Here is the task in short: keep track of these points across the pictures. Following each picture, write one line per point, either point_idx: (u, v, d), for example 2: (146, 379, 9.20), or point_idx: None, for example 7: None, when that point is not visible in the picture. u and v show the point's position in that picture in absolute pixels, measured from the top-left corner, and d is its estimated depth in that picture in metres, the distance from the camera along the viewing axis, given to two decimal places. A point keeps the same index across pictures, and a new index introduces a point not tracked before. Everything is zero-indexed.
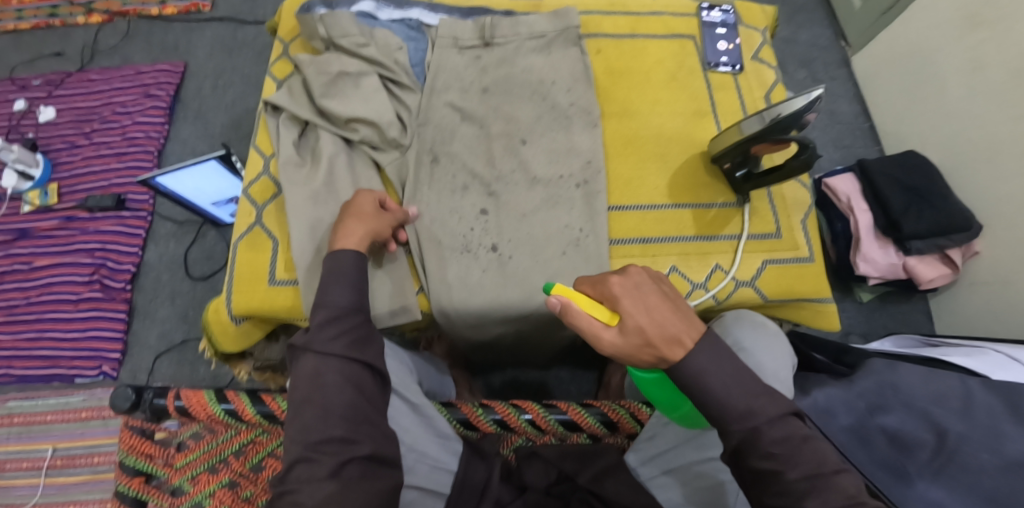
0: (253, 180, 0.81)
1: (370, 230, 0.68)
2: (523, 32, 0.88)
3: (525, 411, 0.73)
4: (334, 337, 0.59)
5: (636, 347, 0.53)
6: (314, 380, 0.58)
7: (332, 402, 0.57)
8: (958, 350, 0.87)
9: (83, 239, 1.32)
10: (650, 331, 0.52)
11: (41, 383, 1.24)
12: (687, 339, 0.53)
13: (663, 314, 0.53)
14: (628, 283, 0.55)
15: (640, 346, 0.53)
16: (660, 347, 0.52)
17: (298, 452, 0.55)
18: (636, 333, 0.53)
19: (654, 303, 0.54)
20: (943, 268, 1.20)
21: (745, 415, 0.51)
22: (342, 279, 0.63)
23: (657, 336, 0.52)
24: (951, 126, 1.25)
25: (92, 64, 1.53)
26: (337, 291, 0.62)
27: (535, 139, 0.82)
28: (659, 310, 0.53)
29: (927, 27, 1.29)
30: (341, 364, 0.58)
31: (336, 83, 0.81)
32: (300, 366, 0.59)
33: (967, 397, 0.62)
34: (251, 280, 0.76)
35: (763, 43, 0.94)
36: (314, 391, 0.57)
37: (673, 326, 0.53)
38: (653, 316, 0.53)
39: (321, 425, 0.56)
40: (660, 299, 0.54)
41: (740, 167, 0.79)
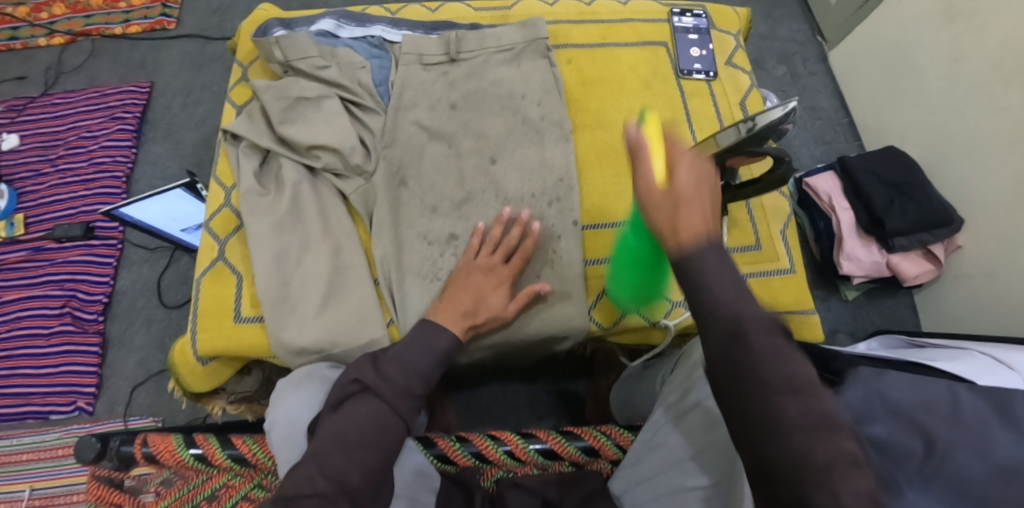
0: (214, 212, 0.78)
1: (474, 296, 0.68)
2: (490, 46, 0.86)
3: (503, 443, 0.71)
4: (410, 406, 0.61)
5: (661, 202, 0.46)
6: (376, 427, 0.57)
7: (372, 457, 0.56)
8: (944, 352, 0.88)
9: (53, 270, 1.28)
10: (679, 201, 0.45)
11: (15, 421, 1.20)
12: (709, 230, 0.44)
13: (700, 204, 0.45)
14: (697, 159, 0.49)
15: (658, 206, 0.46)
16: (682, 215, 0.44)
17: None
18: (674, 193, 0.46)
19: (705, 187, 0.46)
20: (927, 265, 1.19)
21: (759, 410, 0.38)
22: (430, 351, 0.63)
23: (673, 210, 0.45)
24: (930, 119, 1.24)
25: (56, 87, 1.48)
26: (422, 355, 0.63)
27: (506, 156, 0.79)
28: (701, 199, 0.45)
29: (902, 21, 1.28)
30: (403, 432, 0.59)
31: (296, 108, 0.77)
32: (362, 406, 0.58)
33: None
34: (217, 317, 0.73)
35: (738, 47, 0.92)
36: (371, 438, 0.57)
37: (697, 217, 0.44)
38: (699, 194, 0.46)
39: (354, 471, 0.54)
40: (706, 191, 0.46)
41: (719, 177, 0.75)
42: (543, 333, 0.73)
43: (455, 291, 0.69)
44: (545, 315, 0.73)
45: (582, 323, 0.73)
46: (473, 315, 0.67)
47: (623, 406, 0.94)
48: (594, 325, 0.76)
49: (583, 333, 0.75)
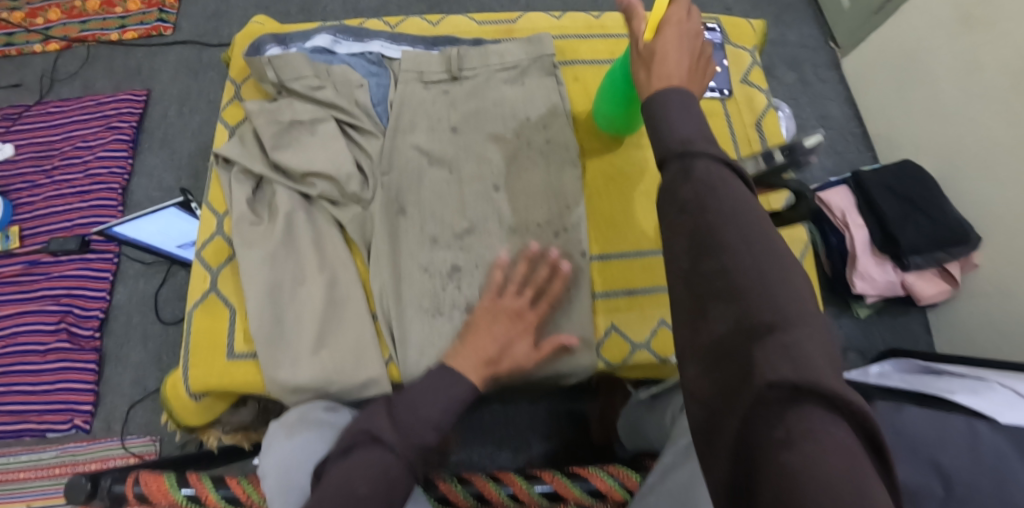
0: (206, 241, 0.75)
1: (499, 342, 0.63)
2: (493, 63, 0.82)
3: (506, 485, 0.69)
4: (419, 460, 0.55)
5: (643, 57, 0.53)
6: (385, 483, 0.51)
7: None
8: (962, 384, 0.85)
9: (48, 285, 1.26)
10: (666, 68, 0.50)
11: (12, 438, 1.18)
12: (670, 77, 0.49)
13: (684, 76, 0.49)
14: (691, 27, 0.53)
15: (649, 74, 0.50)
16: (653, 65, 0.51)
17: None
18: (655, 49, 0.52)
19: (688, 47, 0.51)
20: (942, 285, 1.16)
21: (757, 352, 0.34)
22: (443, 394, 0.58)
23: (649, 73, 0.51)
24: (945, 132, 1.19)
25: (52, 95, 1.45)
26: (438, 405, 0.57)
27: (510, 182, 0.76)
28: (682, 68, 0.50)
29: (917, 28, 1.23)
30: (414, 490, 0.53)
31: (290, 133, 0.74)
32: (369, 459, 0.52)
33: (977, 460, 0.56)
34: (209, 353, 0.70)
35: (753, 64, 0.88)
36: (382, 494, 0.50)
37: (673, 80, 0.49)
38: (680, 54, 0.51)
39: None
40: (687, 65, 0.50)
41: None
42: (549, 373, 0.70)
43: (477, 334, 0.63)
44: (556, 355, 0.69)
45: (590, 363, 0.69)
46: (495, 363, 0.62)
47: (631, 434, 0.91)
48: (601, 364, 0.71)
49: (589, 373, 0.71)
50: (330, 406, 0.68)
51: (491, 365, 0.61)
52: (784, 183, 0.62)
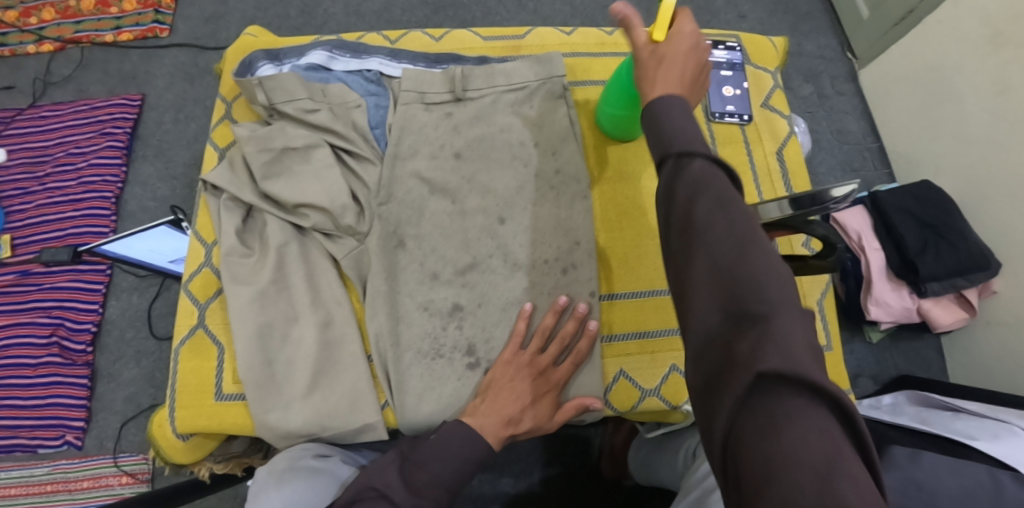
0: (193, 272, 0.71)
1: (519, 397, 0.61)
2: (499, 84, 0.77)
3: None
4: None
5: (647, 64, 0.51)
6: None
7: None
8: (982, 427, 0.82)
9: (39, 297, 1.22)
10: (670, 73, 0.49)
11: (2, 454, 1.16)
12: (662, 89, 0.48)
13: (687, 81, 0.49)
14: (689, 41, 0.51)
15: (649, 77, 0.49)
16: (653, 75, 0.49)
17: None
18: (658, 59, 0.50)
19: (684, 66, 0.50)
20: (960, 312, 1.11)
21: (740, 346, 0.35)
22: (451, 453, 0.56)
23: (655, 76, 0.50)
24: (967, 153, 1.14)
25: (45, 98, 1.42)
26: (447, 466, 0.56)
27: (516, 215, 0.71)
28: (686, 71, 0.49)
29: (943, 42, 1.17)
30: None
31: (282, 161, 0.70)
32: None
33: None
34: (195, 395, 0.67)
35: (775, 87, 0.83)
36: None
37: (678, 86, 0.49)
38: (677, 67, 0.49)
39: None
40: (692, 66, 0.50)
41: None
42: None
43: (497, 395, 0.61)
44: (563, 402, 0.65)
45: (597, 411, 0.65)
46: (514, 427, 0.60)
47: (641, 468, 0.86)
48: (608, 410, 0.67)
49: (595, 418, 0.67)
50: (321, 453, 0.65)
51: (511, 429, 0.60)
52: (811, 229, 0.57)
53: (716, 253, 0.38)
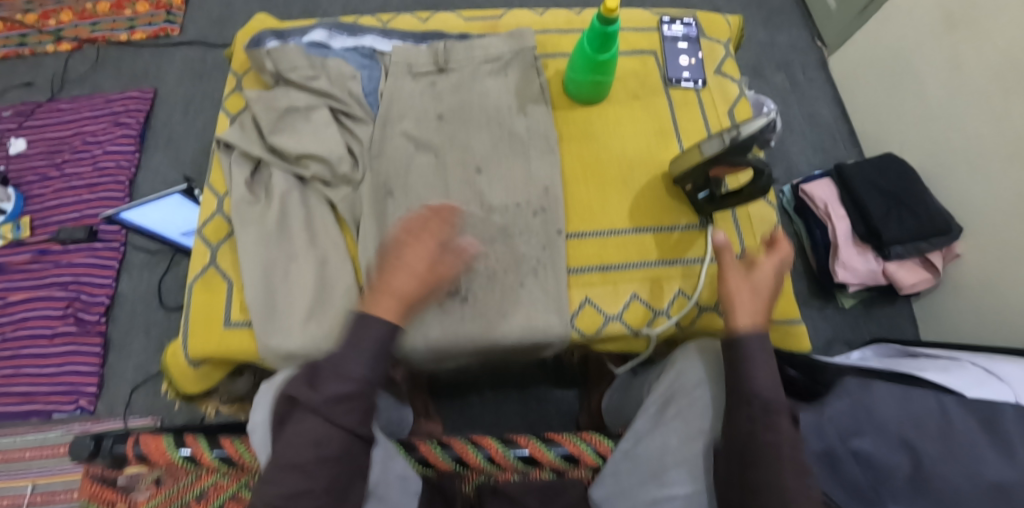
0: (207, 219, 0.81)
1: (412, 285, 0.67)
2: (478, 56, 0.87)
3: (483, 448, 0.72)
4: (345, 409, 0.60)
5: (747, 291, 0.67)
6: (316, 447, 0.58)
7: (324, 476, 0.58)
8: (934, 363, 0.90)
9: (57, 272, 1.31)
10: (758, 295, 0.67)
11: (19, 419, 1.23)
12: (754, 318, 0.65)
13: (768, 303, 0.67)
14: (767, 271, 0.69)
15: (737, 289, 0.67)
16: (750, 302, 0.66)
17: None
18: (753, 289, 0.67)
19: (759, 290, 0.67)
20: (924, 273, 1.19)
21: (759, 481, 0.56)
22: (365, 350, 0.63)
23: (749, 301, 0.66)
24: (928, 128, 1.24)
25: (62, 93, 1.52)
26: (356, 362, 0.61)
27: (492, 167, 0.81)
28: (768, 293, 0.68)
29: (903, 28, 1.28)
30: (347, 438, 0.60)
31: (287, 119, 0.80)
32: (300, 422, 0.59)
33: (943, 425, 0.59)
34: (206, 325, 0.75)
35: (727, 56, 0.93)
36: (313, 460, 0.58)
37: (763, 309, 0.66)
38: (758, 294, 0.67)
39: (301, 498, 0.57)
40: (775, 288, 0.69)
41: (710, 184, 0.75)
42: (526, 340, 0.74)
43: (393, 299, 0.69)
44: (527, 322, 0.74)
45: (563, 332, 0.74)
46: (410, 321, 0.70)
47: (614, 414, 0.94)
48: (575, 333, 0.76)
49: (563, 341, 0.75)
50: None
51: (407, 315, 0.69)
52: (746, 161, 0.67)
53: (743, 413, 0.60)
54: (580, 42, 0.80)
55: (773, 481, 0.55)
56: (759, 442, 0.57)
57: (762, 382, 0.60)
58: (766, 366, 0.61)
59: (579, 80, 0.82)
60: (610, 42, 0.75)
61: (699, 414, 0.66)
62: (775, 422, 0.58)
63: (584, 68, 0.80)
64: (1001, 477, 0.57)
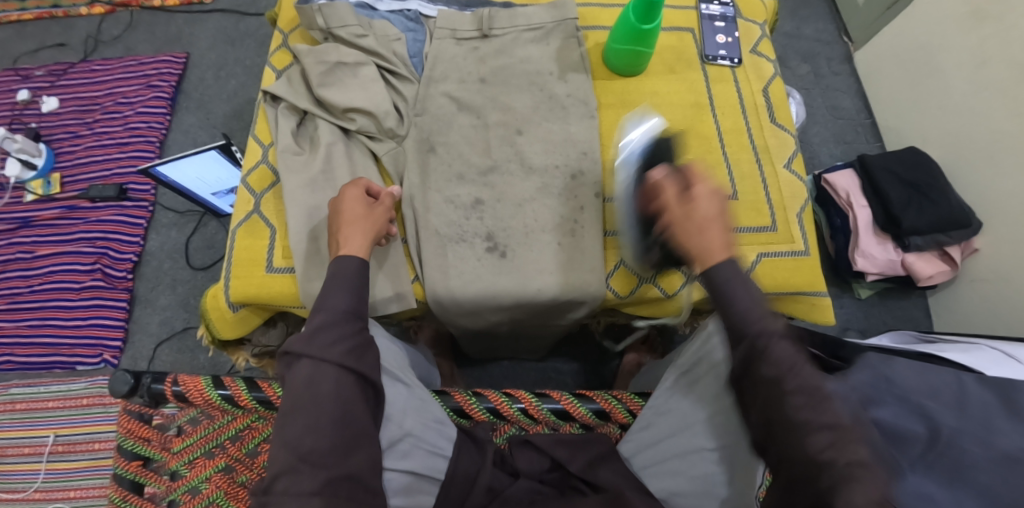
0: (252, 168, 0.83)
1: (368, 231, 0.70)
2: (521, 24, 0.89)
3: (518, 401, 0.74)
4: (332, 344, 0.60)
5: (694, 224, 0.61)
6: (309, 387, 0.58)
7: (324, 411, 0.58)
8: (954, 345, 0.89)
9: (86, 228, 1.33)
10: (709, 224, 0.61)
11: (43, 370, 1.25)
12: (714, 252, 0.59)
13: (724, 229, 0.61)
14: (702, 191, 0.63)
15: (686, 231, 0.61)
16: (701, 240, 0.60)
17: (286, 463, 0.56)
18: (696, 217, 0.61)
19: (703, 217, 0.61)
20: (942, 265, 1.20)
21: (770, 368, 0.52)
22: (342, 284, 0.63)
23: (699, 238, 0.60)
24: (951, 123, 1.25)
25: (95, 55, 1.53)
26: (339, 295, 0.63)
27: (532, 129, 0.83)
28: (712, 217, 0.61)
29: (929, 23, 1.30)
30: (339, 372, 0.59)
31: (334, 73, 0.84)
32: (296, 371, 0.59)
33: (959, 390, 0.56)
34: (249, 267, 0.77)
35: (763, 37, 0.93)
36: (308, 399, 0.58)
37: (718, 236, 0.60)
38: (704, 222, 0.61)
39: (310, 435, 0.57)
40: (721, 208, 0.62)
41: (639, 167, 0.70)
42: (559, 297, 0.76)
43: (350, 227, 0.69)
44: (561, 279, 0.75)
45: (598, 290, 0.76)
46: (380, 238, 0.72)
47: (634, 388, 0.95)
48: (610, 293, 0.78)
49: (599, 298, 0.77)
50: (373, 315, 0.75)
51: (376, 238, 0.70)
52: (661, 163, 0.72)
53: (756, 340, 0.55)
54: (624, 11, 0.81)
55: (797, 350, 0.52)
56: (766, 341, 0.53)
57: (744, 312, 0.55)
58: (743, 290, 0.56)
59: (619, 49, 0.84)
60: (657, 14, 0.77)
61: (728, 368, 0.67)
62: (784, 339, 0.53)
63: (626, 38, 0.81)
64: (1017, 448, 0.51)
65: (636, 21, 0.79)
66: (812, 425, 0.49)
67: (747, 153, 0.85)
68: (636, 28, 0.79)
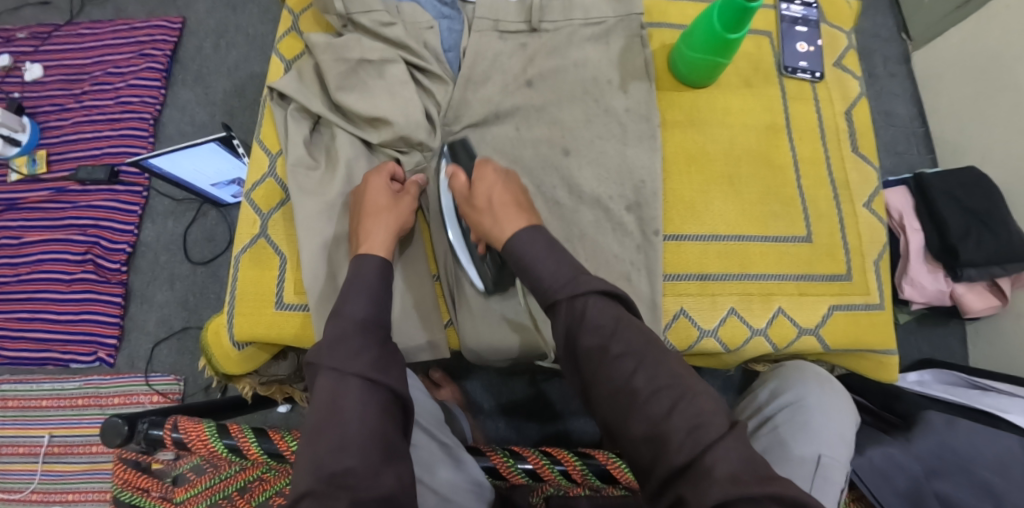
0: (257, 183, 0.73)
1: (394, 227, 0.65)
2: (576, 18, 0.77)
3: (558, 462, 0.64)
4: (355, 354, 0.54)
5: (487, 207, 0.63)
6: (332, 403, 0.52)
7: (350, 429, 0.51)
8: (1012, 403, 0.84)
9: (76, 214, 1.23)
10: (494, 205, 0.63)
11: (35, 366, 1.18)
12: (507, 223, 0.61)
13: (514, 207, 0.62)
14: (495, 179, 0.65)
15: (479, 215, 0.63)
16: (494, 214, 0.62)
17: (308, 484, 0.48)
18: (487, 199, 0.63)
19: (497, 197, 0.63)
20: (991, 299, 1.12)
21: (592, 342, 0.52)
22: (365, 289, 0.59)
23: (492, 219, 0.62)
24: (1018, 142, 1.13)
25: (83, 16, 1.39)
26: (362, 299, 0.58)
27: (584, 149, 0.72)
28: (500, 196, 0.63)
29: (1007, 27, 1.16)
30: (362, 386, 0.53)
31: (356, 73, 0.72)
32: (318, 384, 0.53)
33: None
34: (256, 303, 0.68)
35: (849, 47, 0.81)
36: (330, 416, 0.51)
37: (517, 212, 0.62)
38: (498, 201, 0.63)
39: (335, 455, 0.49)
40: (508, 190, 0.64)
41: (452, 153, 0.70)
42: None
43: (375, 219, 0.64)
44: None
45: None
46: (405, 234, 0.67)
47: None
48: (666, 347, 0.68)
49: None
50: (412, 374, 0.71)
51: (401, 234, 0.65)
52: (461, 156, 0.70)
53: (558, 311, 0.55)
54: (706, 11, 0.69)
55: (611, 314, 0.52)
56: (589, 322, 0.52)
57: (550, 277, 0.56)
58: (550, 260, 0.57)
59: (694, 55, 0.71)
60: (749, 21, 0.65)
61: (797, 423, 0.64)
62: (587, 298, 0.53)
63: (704, 44, 0.69)
64: None
65: (722, 26, 0.66)
66: (654, 389, 0.48)
67: (825, 189, 0.75)
68: (719, 35, 0.67)
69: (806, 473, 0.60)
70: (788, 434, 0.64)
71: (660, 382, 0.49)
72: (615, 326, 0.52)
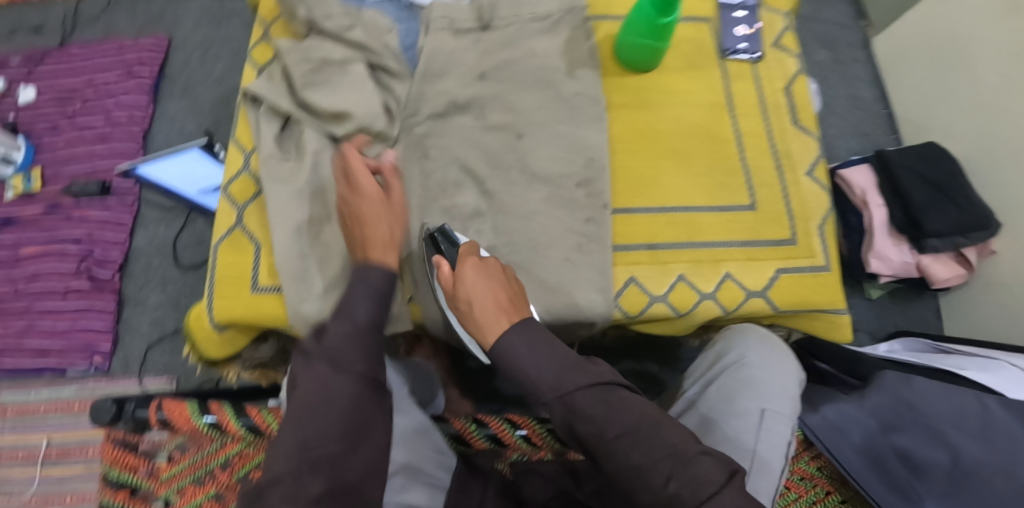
0: (232, 178, 0.77)
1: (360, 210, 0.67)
2: (525, 13, 0.82)
3: (519, 427, 0.73)
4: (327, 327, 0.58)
5: (468, 311, 0.57)
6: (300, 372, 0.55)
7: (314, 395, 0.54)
8: (971, 362, 0.84)
9: (70, 227, 1.28)
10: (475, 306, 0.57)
11: (32, 374, 1.22)
12: (489, 333, 0.56)
13: (502, 305, 0.56)
14: (479, 267, 0.59)
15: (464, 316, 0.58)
16: (475, 319, 0.56)
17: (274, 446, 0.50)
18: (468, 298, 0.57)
19: (478, 288, 0.57)
20: (958, 268, 1.14)
21: (585, 425, 0.49)
22: None
23: (475, 322, 0.56)
24: (975, 117, 1.17)
25: (73, 39, 1.46)
26: None
27: (535, 132, 0.76)
28: (483, 294, 0.56)
29: (957, 8, 1.20)
30: None
31: (321, 72, 0.77)
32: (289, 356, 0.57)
33: (984, 417, 0.67)
34: (234, 286, 0.72)
35: (787, 28, 0.86)
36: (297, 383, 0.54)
37: (502, 309, 0.56)
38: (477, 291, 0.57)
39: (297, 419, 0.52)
40: (493, 281, 0.58)
41: (434, 242, 0.68)
42: (564, 318, 0.70)
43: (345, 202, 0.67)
44: (569, 301, 0.70)
45: (605, 311, 0.70)
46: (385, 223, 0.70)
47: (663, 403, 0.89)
48: (619, 313, 0.72)
49: (606, 320, 0.72)
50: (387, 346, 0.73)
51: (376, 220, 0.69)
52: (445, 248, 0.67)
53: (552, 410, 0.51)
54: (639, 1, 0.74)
55: (600, 399, 0.49)
56: (578, 407, 0.50)
57: (534, 377, 0.51)
58: (541, 359, 0.51)
59: (631, 39, 0.76)
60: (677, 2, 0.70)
61: (738, 390, 0.67)
62: (576, 396, 0.50)
63: (640, 29, 0.74)
64: None
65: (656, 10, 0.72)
66: (652, 465, 0.47)
67: (767, 160, 0.79)
68: (653, 19, 0.72)
69: (744, 459, 0.62)
70: (728, 427, 0.64)
71: (652, 456, 0.47)
72: (607, 407, 0.49)
